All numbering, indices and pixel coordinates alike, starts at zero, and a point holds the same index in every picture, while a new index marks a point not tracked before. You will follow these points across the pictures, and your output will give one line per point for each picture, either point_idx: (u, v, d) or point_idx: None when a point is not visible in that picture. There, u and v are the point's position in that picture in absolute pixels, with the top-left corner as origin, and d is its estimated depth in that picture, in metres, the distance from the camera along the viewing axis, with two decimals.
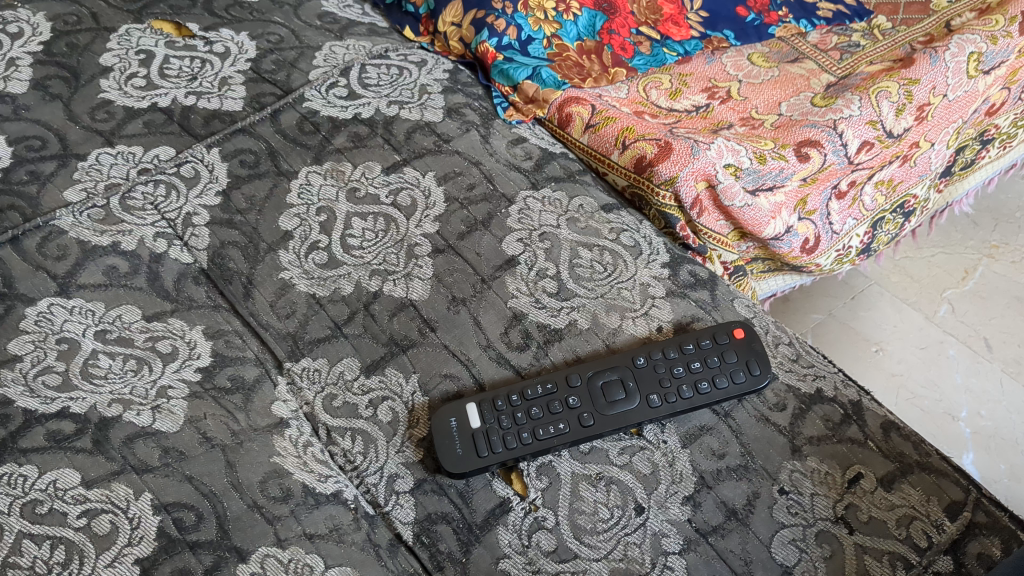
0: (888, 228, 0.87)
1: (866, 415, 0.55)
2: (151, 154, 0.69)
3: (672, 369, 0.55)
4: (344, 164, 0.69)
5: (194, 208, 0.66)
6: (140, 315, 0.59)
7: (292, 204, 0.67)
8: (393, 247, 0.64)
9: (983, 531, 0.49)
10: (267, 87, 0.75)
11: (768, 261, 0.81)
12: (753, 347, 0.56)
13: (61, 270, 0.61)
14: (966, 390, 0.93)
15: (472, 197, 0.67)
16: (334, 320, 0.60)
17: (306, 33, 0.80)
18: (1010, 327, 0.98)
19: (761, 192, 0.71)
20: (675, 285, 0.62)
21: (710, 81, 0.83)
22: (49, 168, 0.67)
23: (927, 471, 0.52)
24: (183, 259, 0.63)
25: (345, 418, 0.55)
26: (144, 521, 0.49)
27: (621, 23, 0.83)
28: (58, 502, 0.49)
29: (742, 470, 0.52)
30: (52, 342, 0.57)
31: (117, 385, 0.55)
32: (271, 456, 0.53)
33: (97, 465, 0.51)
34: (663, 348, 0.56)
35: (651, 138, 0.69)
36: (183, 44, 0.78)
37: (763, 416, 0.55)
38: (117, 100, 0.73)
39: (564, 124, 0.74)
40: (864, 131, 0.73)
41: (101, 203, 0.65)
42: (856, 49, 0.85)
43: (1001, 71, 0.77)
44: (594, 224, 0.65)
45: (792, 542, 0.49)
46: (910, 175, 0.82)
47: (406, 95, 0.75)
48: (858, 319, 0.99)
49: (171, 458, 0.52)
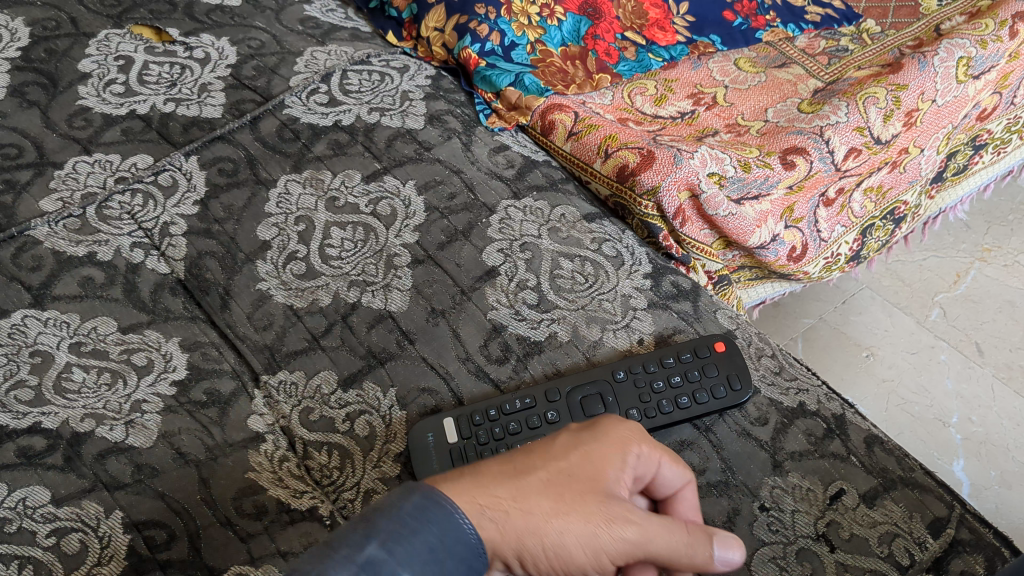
0: (878, 234, 0.86)
1: (849, 430, 0.54)
2: (129, 163, 0.68)
3: (649, 385, 0.54)
4: (324, 172, 0.68)
5: (171, 218, 0.65)
6: (116, 326, 0.58)
7: (270, 213, 0.66)
8: (372, 257, 0.63)
9: (966, 549, 0.48)
10: (247, 94, 0.74)
11: (755, 269, 0.80)
12: (734, 360, 0.55)
13: (35, 280, 0.60)
14: (957, 396, 0.92)
15: (453, 207, 0.66)
16: (311, 332, 0.59)
17: (287, 38, 0.79)
18: (1002, 332, 0.97)
19: (746, 201, 0.71)
20: (657, 297, 0.61)
21: (695, 87, 0.82)
22: (25, 177, 0.67)
23: (911, 487, 0.51)
24: (160, 270, 0.62)
25: (322, 433, 0.54)
26: (114, 540, 0.48)
27: (606, 28, 0.82)
28: (28, 521, 0.49)
29: (722, 486, 0.52)
30: (25, 355, 0.56)
31: (91, 399, 0.54)
32: (246, 471, 0.52)
33: (67, 482, 0.50)
34: (642, 361, 0.55)
35: (634, 147, 0.69)
36: (162, 50, 0.77)
37: (744, 430, 0.54)
38: (95, 107, 0.72)
39: (547, 131, 0.74)
40: (851, 138, 0.72)
41: (77, 212, 0.65)
42: (844, 53, 0.84)
43: (991, 75, 0.76)
44: (576, 233, 0.65)
45: (773, 560, 0.49)
46: (899, 181, 0.81)
47: (388, 101, 0.74)
48: (849, 324, 0.99)
49: (144, 475, 0.51)
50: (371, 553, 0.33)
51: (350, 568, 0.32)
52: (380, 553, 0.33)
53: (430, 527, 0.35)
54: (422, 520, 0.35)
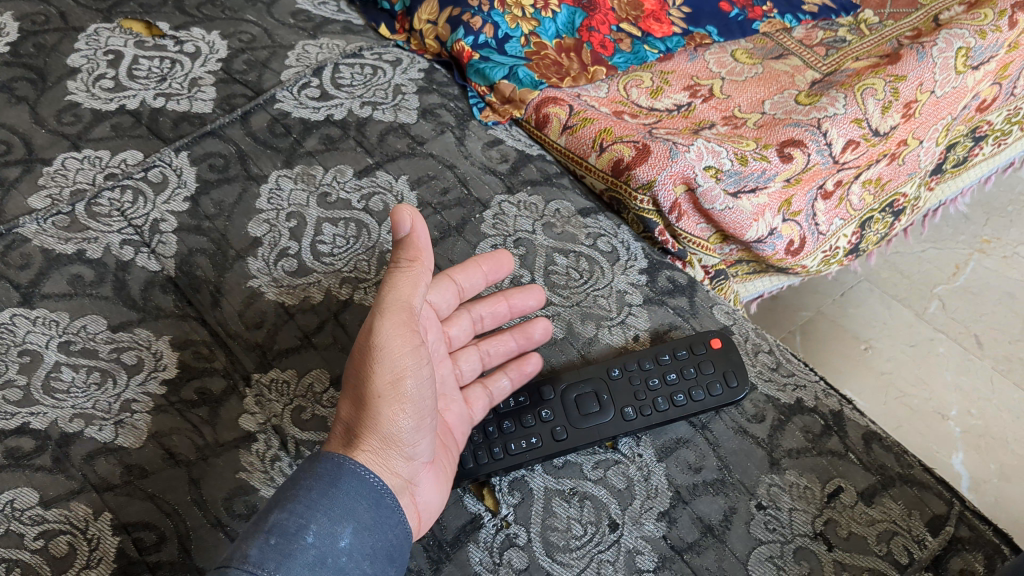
0: (877, 228, 0.86)
1: (847, 426, 0.54)
2: (119, 159, 0.67)
3: (632, 385, 0.54)
4: (315, 167, 0.68)
5: (162, 214, 0.64)
6: (105, 325, 0.58)
7: (261, 209, 0.65)
8: (365, 253, 0.63)
9: (966, 547, 0.48)
10: (238, 88, 0.73)
11: (753, 263, 0.79)
12: (731, 357, 0.55)
13: (24, 279, 0.60)
14: (956, 388, 0.92)
15: (446, 202, 0.65)
16: (303, 330, 0.59)
17: (279, 31, 0.78)
18: (1001, 324, 0.97)
19: (743, 194, 0.70)
20: (652, 292, 0.60)
21: (691, 79, 0.81)
22: (13, 174, 0.66)
23: (910, 484, 0.51)
24: (150, 267, 0.61)
25: (314, 432, 0.54)
26: (103, 542, 0.48)
27: (600, 20, 0.82)
28: (16, 523, 0.48)
29: (719, 484, 0.51)
30: (14, 354, 0.56)
31: (80, 399, 0.54)
32: (237, 471, 0.51)
33: (56, 484, 0.50)
34: (621, 362, 0.55)
35: (628, 140, 0.68)
36: (152, 44, 0.77)
37: (741, 428, 0.54)
38: (84, 103, 0.71)
39: (541, 125, 0.73)
40: (849, 130, 0.72)
41: (66, 210, 0.64)
42: (842, 44, 0.83)
43: (990, 66, 0.75)
44: (571, 229, 0.64)
45: (770, 560, 0.48)
46: (898, 173, 0.80)
47: (380, 95, 0.73)
48: (848, 316, 0.98)
49: (134, 476, 0.50)
50: (275, 518, 0.41)
51: (262, 535, 0.40)
52: (283, 515, 0.41)
53: (332, 486, 0.43)
54: (325, 484, 0.43)
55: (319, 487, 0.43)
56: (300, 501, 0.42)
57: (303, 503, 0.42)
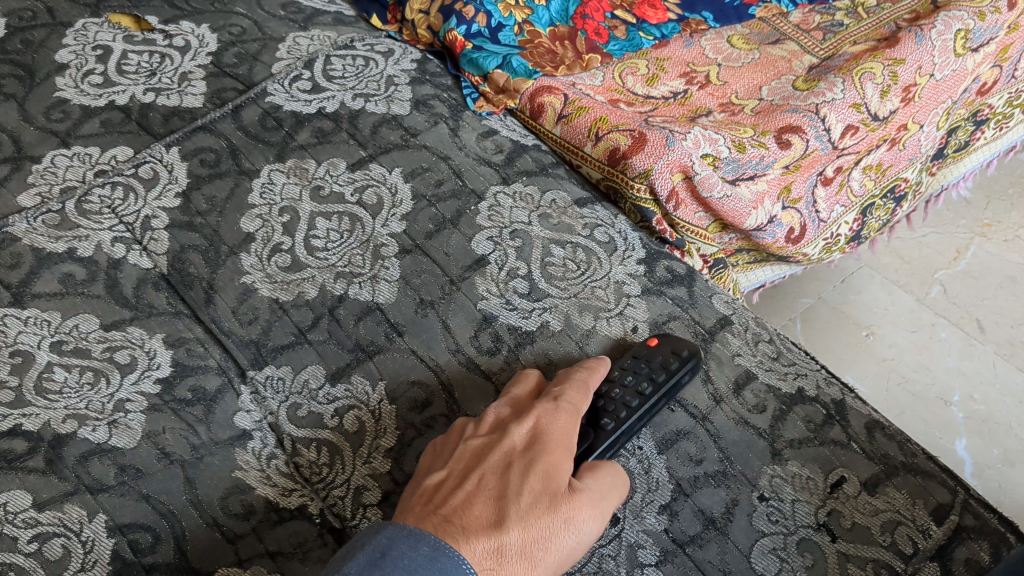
0: (878, 214, 0.85)
1: (850, 415, 0.53)
2: (109, 155, 0.67)
3: (624, 378, 0.51)
4: (308, 161, 0.67)
5: (153, 211, 0.64)
6: (98, 324, 0.57)
7: (253, 204, 0.64)
8: (359, 247, 0.62)
9: (971, 535, 0.47)
10: (229, 82, 0.72)
11: (753, 252, 0.79)
12: (670, 342, 0.54)
13: (14, 278, 0.59)
14: (958, 373, 0.91)
15: (441, 194, 0.65)
16: (298, 326, 0.58)
17: (269, 24, 0.78)
18: (1003, 308, 0.96)
19: (742, 182, 0.69)
20: (650, 283, 0.60)
21: (688, 65, 0.80)
22: (2, 172, 0.65)
23: (913, 473, 0.50)
24: (143, 265, 0.61)
25: (310, 429, 0.53)
26: (97, 544, 0.47)
27: (594, 7, 0.81)
28: (9, 527, 0.47)
29: (720, 476, 0.50)
30: (5, 355, 0.55)
31: (72, 400, 0.53)
32: (232, 470, 0.51)
33: (49, 485, 0.49)
34: (618, 363, 0.53)
35: (624, 129, 0.67)
36: (141, 38, 0.76)
37: (742, 418, 0.53)
38: (73, 99, 0.70)
39: (536, 115, 0.72)
40: (847, 115, 0.71)
41: (56, 208, 0.63)
42: (839, 28, 0.82)
43: (990, 48, 0.74)
44: (567, 219, 0.63)
45: (773, 552, 0.47)
46: (898, 158, 0.79)
47: (372, 87, 0.72)
48: (849, 303, 0.97)
49: (128, 476, 0.50)
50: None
51: None
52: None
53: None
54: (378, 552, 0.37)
55: (439, 543, 0.37)
56: (402, 562, 0.36)
57: (408, 565, 0.36)
